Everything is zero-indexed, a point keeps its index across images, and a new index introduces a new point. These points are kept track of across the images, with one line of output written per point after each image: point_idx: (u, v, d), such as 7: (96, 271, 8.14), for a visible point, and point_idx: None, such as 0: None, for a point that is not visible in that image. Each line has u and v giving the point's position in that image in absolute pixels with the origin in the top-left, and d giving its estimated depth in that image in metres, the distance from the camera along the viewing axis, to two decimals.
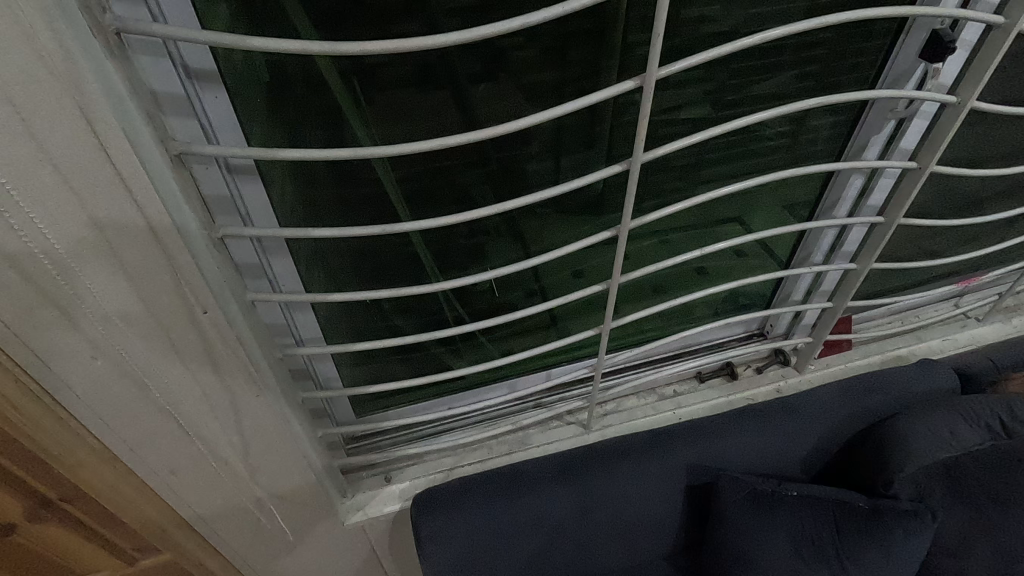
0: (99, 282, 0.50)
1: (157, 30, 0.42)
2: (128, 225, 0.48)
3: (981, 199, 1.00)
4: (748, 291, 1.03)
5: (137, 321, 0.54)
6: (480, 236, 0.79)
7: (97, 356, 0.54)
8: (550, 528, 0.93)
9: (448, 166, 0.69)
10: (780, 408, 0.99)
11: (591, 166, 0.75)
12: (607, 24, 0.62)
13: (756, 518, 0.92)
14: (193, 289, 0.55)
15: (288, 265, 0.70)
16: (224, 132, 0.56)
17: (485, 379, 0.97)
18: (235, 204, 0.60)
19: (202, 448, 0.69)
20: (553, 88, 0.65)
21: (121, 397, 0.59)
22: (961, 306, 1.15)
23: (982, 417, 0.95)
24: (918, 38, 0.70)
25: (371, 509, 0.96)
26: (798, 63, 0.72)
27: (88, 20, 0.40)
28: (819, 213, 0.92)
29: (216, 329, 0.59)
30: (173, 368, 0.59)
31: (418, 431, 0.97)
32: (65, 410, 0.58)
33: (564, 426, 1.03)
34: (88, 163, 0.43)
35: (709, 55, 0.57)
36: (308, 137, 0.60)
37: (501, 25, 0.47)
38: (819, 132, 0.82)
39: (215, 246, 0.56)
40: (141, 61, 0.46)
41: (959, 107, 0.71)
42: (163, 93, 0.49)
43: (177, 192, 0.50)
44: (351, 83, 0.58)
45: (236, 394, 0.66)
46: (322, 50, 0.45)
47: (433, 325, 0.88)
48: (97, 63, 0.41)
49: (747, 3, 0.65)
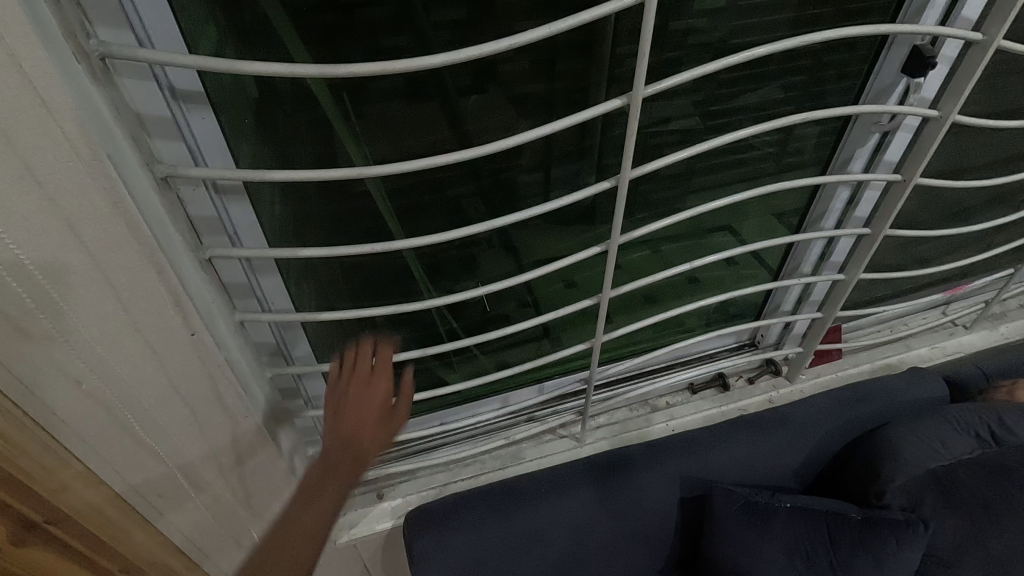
0: (86, 307, 0.49)
1: (140, 55, 0.42)
2: (113, 250, 0.48)
3: (967, 209, 1.02)
4: (739, 302, 1.04)
5: (123, 348, 0.53)
6: (472, 251, 0.80)
7: (82, 380, 0.52)
8: (545, 542, 0.93)
9: (438, 181, 0.69)
10: (773, 418, 0.99)
11: (581, 178, 0.76)
12: (595, 37, 0.62)
13: (750, 531, 0.91)
14: (184, 311, 0.56)
15: (277, 283, 0.70)
16: (212, 154, 0.56)
17: (478, 394, 0.97)
18: (223, 224, 0.59)
19: (189, 470, 0.68)
20: (543, 101, 0.66)
21: (105, 424, 0.56)
22: (948, 314, 1.16)
23: (973, 426, 0.97)
24: (899, 53, 0.72)
25: (359, 530, 0.96)
26: (785, 73, 0.73)
27: (72, 46, 0.41)
28: (806, 224, 0.93)
29: (204, 346, 0.60)
30: (161, 392, 0.58)
31: (411, 447, 0.96)
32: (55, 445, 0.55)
33: (557, 440, 1.03)
34: (72, 186, 0.43)
35: (695, 72, 0.57)
36: (297, 154, 0.60)
37: (488, 47, 0.47)
38: (806, 144, 0.83)
39: (203, 266, 0.58)
40: (126, 85, 0.46)
41: (941, 121, 0.72)
42: (149, 116, 0.49)
43: (163, 214, 0.51)
44: (341, 100, 0.58)
45: (223, 411, 0.67)
46: (309, 73, 0.45)
47: (425, 339, 0.88)
48: (82, 89, 0.41)
49: (735, 15, 0.65)
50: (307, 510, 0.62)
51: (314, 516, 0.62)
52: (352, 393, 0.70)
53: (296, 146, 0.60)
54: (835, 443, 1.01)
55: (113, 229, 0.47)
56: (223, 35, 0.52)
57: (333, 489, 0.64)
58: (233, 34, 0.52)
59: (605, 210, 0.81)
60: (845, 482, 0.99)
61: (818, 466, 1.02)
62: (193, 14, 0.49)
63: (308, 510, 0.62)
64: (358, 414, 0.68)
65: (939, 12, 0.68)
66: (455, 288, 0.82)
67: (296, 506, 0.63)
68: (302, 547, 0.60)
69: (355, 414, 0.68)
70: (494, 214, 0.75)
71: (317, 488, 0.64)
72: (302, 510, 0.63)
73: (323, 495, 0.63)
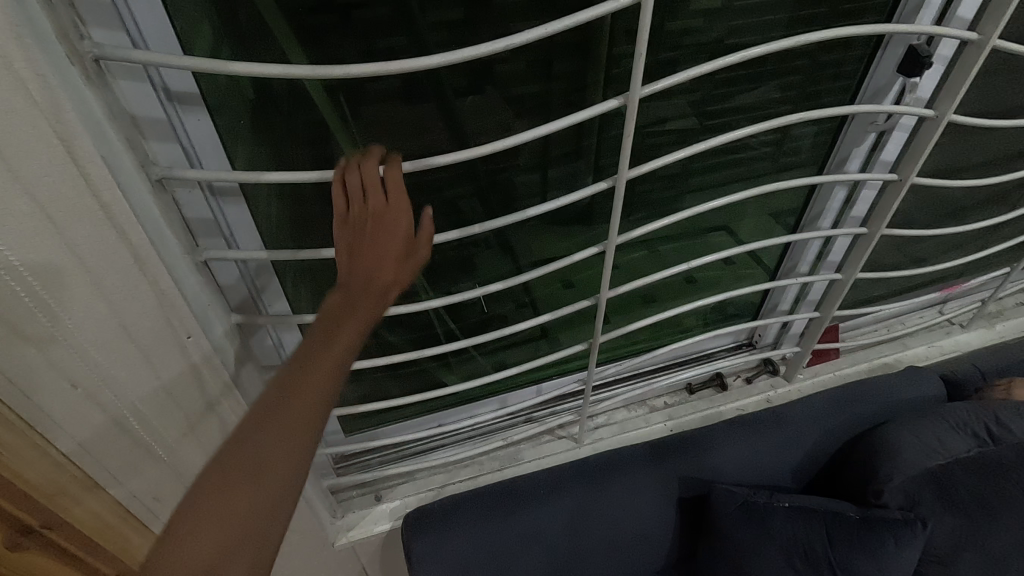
0: (81, 311, 0.48)
1: (134, 56, 0.42)
2: (108, 251, 0.47)
3: (963, 208, 1.02)
4: (736, 302, 1.04)
5: (118, 351, 0.52)
6: (470, 251, 0.80)
7: (78, 383, 0.52)
8: (544, 544, 0.93)
9: (435, 181, 0.69)
10: (771, 417, 0.99)
11: (578, 178, 0.76)
12: (591, 38, 0.62)
13: (748, 530, 0.92)
14: (179, 316, 0.55)
15: (275, 285, 0.69)
16: (208, 156, 0.55)
17: (476, 395, 0.97)
18: (220, 226, 0.59)
19: (187, 475, 0.67)
20: (540, 101, 0.66)
21: (101, 429, 0.56)
22: (945, 313, 1.16)
23: (971, 424, 0.97)
24: (895, 53, 0.72)
25: (357, 532, 0.96)
26: (781, 73, 0.73)
27: (65, 47, 0.40)
28: (803, 224, 0.93)
29: (200, 350, 0.59)
30: (156, 396, 0.58)
31: (409, 449, 0.96)
32: (48, 441, 0.55)
33: (555, 441, 1.03)
34: (67, 190, 0.43)
35: (692, 73, 0.57)
36: (294, 155, 0.60)
37: (484, 47, 0.47)
38: (802, 143, 0.83)
39: (199, 268, 0.57)
40: (120, 86, 0.46)
41: (937, 121, 0.72)
42: (144, 118, 0.49)
43: (159, 217, 0.51)
44: (338, 100, 0.58)
45: (219, 417, 0.66)
46: (304, 74, 0.44)
47: (423, 340, 0.88)
48: (76, 91, 0.41)
49: (731, 15, 0.65)
50: (295, 397, 0.44)
51: (300, 415, 0.44)
52: (364, 246, 0.49)
53: (293, 147, 0.60)
54: (833, 443, 1.01)
55: (106, 233, 0.47)
56: (219, 36, 0.51)
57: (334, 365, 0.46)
58: (229, 35, 0.52)
59: (603, 210, 0.81)
60: (843, 481, 0.99)
61: (817, 465, 1.02)
62: (189, 15, 0.49)
63: (274, 440, 0.43)
64: (364, 277, 0.49)
65: (934, 12, 0.68)
66: (453, 289, 0.82)
67: (273, 403, 0.44)
68: (287, 453, 0.43)
69: (368, 273, 0.49)
70: (492, 215, 0.75)
71: (307, 370, 0.45)
72: (278, 410, 0.44)
73: (319, 377, 0.45)
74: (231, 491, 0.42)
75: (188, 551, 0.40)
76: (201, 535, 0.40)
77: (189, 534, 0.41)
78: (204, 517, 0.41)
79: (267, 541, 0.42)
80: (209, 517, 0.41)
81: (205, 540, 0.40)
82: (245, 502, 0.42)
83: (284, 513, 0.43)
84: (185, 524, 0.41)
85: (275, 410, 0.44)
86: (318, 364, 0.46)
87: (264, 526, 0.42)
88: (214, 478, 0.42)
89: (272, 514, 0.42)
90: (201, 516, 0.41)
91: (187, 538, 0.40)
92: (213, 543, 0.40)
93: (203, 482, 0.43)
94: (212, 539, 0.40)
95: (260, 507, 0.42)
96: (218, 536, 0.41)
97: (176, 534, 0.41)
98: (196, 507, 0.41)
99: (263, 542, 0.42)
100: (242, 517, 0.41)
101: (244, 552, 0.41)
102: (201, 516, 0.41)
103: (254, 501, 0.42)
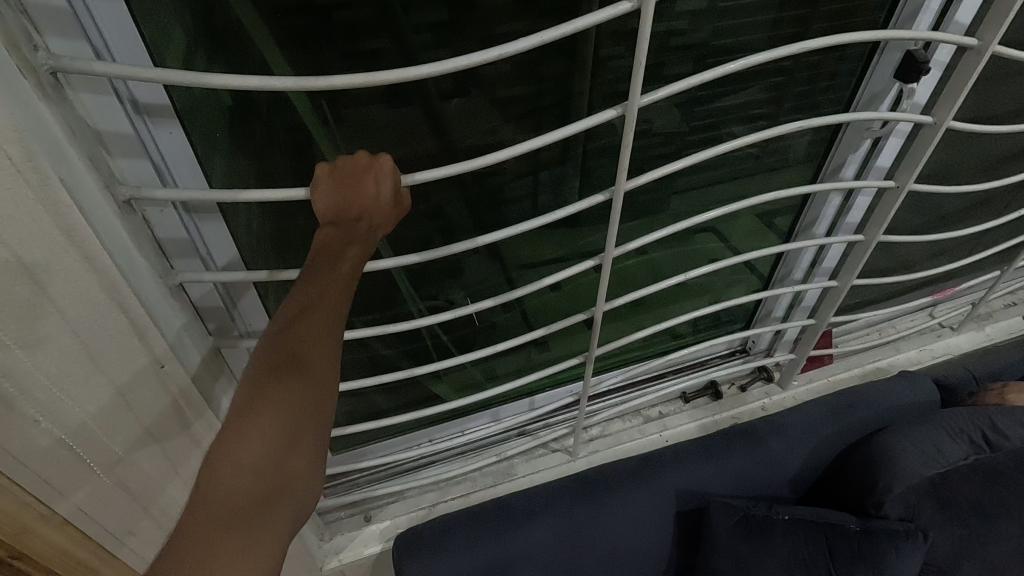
0: (48, 344, 0.45)
1: (91, 67, 0.38)
2: (75, 279, 0.44)
3: (952, 212, 1.01)
4: (730, 309, 1.02)
5: (85, 382, 0.49)
6: (456, 259, 0.77)
7: (43, 420, 0.48)
8: (539, 563, 0.90)
9: (420, 190, 0.67)
10: (767, 426, 0.99)
11: (567, 182, 0.73)
12: (579, 39, 0.60)
13: (751, 545, 0.90)
14: (149, 342, 0.52)
15: (254, 303, 0.65)
16: (181, 171, 0.52)
17: (467, 409, 0.94)
18: (194, 244, 0.55)
19: (158, 506, 0.63)
20: (530, 106, 0.63)
21: (78, 469, 0.53)
22: (936, 315, 1.15)
23: (968, 431, 0.97)
24: (892, 59, 0.70)
25: (347, 555, 0.93)
26: (769, 76, 0.72)
27: (18, 59, 0.37)
28: (798, 231, 0.92)
29: (175, 382, 0.57)
30: (132, 429, 0.55)
31: (400, 466, 0.93)
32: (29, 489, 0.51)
33: (549, 455, 1.01)
34: (18, 213, 0.39)
35: (692, 80, 0.54)
36: (273, 167, 0.57)
37: (477, 57, 0.44)
38: (794, 150, 0.82)
39: (172, 292, 0.54)
40: (81, 99, 0.43)
41: (935, 127, 0.70)
42: (108, 132, 0.45)
43: (126, 239, 0.48)
44: (319, 104, 0.55)
45: (204, 451, 0.65)
46: (283, 86, 0.41)
47: (411, 354, 0.85)
48: (29, 109, 0.38)
49: (718, 16, 0.64)
50: (319, 308, 0.43)
51: (325, 322, 0.43)
52: (346, 181, 0.48)
53: (274, 157, 0.57)
54: (831, 452, 1.01)
55: (67, 258, 0.43)
56: (192, 39, 0.48)
57: (345, 280, 0.45)
58: (202, 38, 0.48)
59: (593, 217, 0.79)
60: (841, 488, 0.99)
61: (813, 474, 1.02)
62: (158, 20, 0.45)
63: (305, 348, 0.42)
64: (355, 199, 0.48)
65: (932, 16, 0.67)
66: (441, 299, 0.80)
67: (292, 319, 0.43)
68: (319, 357, 0.42)
69: (358, 200, 0.48)
70: (479, 224, 0.73)
71: (324, 285, 0.44)
72: (301, 323, 0.42)
73: (337, 289, 0.45)
74: (268, 404, 0.40)
75: (241, 464, 0.39)
76: (253, 446, 0.39)
77: (238, 449, 0.39)
78: (252, 429, 0.40)
79: (318, 439, 0.42)
80: (247, 433, 0.39)
81: (257, 450, 0.39)
82: (288, 409, 0.40)
83: (328, 411, 0.42)
84: (230, 441, 0.39)
85: (299, 321, 0.42)
86: (326, 281, 0.45)
87: (314, 427, 0.41)
88: (248, 397, 0.40)
89: (317, 416, 0.42)
90: (248, 430, 0.40)
91: (238, 453, 0.39)
92: (268, 451, 0.39)
93: (237, 402, 0.41)
94: (266, 446, 0.39)
95: (300, 415, 0.41)
96: (271, 443, 0.40)
97: (221, 456, 0.39)
98: (238, 423, 0.40)
99: (316, 442, 0.41)
100: (289, 421, 0.40)
101: (295, 454, 0.40)
102: (242, 432, 0.40)
103: (297, 404, 0.40)
